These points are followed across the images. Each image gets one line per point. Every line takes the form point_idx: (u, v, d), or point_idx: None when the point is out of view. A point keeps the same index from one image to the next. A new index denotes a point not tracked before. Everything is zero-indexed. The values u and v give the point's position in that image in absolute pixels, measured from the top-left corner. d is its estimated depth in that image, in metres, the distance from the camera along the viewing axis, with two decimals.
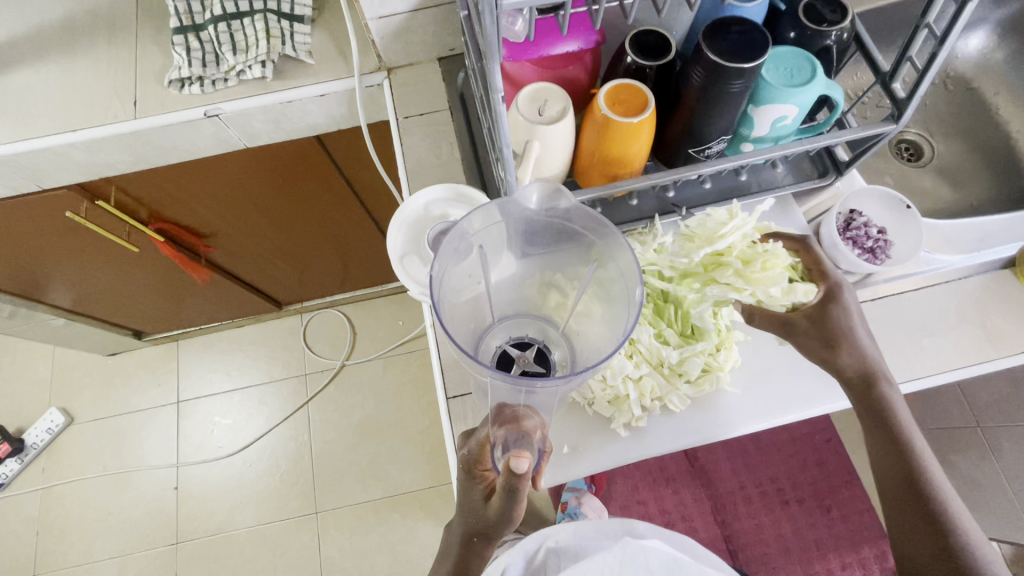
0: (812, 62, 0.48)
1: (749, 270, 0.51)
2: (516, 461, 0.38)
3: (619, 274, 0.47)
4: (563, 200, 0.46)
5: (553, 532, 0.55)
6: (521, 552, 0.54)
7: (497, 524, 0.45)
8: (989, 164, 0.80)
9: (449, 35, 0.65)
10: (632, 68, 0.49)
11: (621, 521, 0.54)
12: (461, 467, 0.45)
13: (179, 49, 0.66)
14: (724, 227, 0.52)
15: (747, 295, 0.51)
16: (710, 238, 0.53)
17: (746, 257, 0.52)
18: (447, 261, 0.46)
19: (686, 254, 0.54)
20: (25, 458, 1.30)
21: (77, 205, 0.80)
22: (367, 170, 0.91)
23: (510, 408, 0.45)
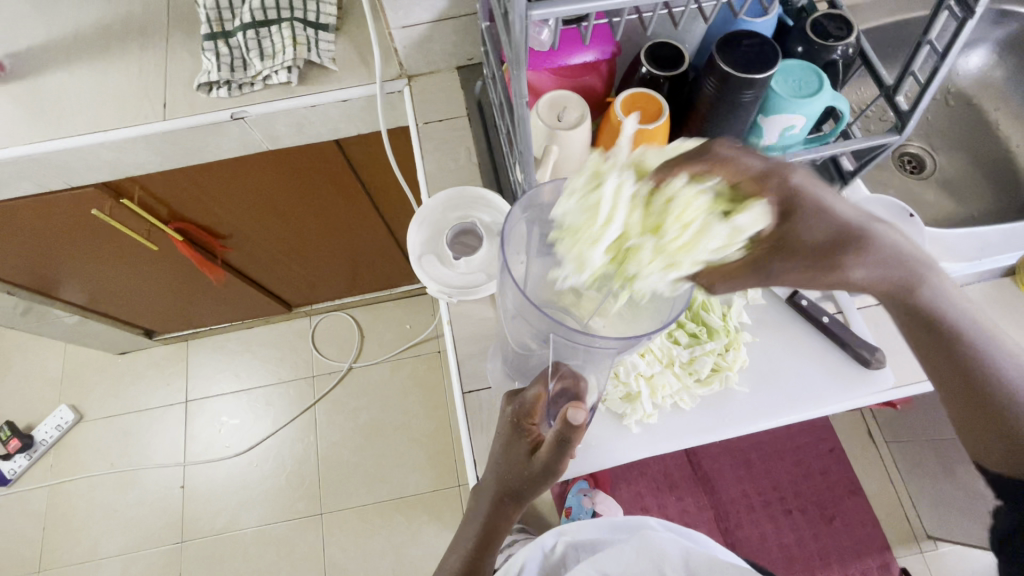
0: (819, 75, 0.50)
1: (670, 239, 0.38)
2: (573, 411, 0.38)
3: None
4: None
5: (569, 529, 0.57)
6: (539, 547, 0.57)
7: (541, 480, 0.44)
8: (990, 177, 0.82)
9: (469, 46, 0.68)
10: (647, 79, 0.52)
11: (635, 517, 0.57)
12: (507, 422, 0.45)
13: (208, 54, 0.69)
14: (600, 219, 0.39)
15: (688, 265, 0.39)
16: (592, 238, 0.39)
17: (653, 226, 0.39)
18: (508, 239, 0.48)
19: (582, 266, 0.41)
20: (33, 455, 1.31)
21: (102, 203, 0.82)
22: (382, 174, 0.94)
23: (565, 367, 0.45)
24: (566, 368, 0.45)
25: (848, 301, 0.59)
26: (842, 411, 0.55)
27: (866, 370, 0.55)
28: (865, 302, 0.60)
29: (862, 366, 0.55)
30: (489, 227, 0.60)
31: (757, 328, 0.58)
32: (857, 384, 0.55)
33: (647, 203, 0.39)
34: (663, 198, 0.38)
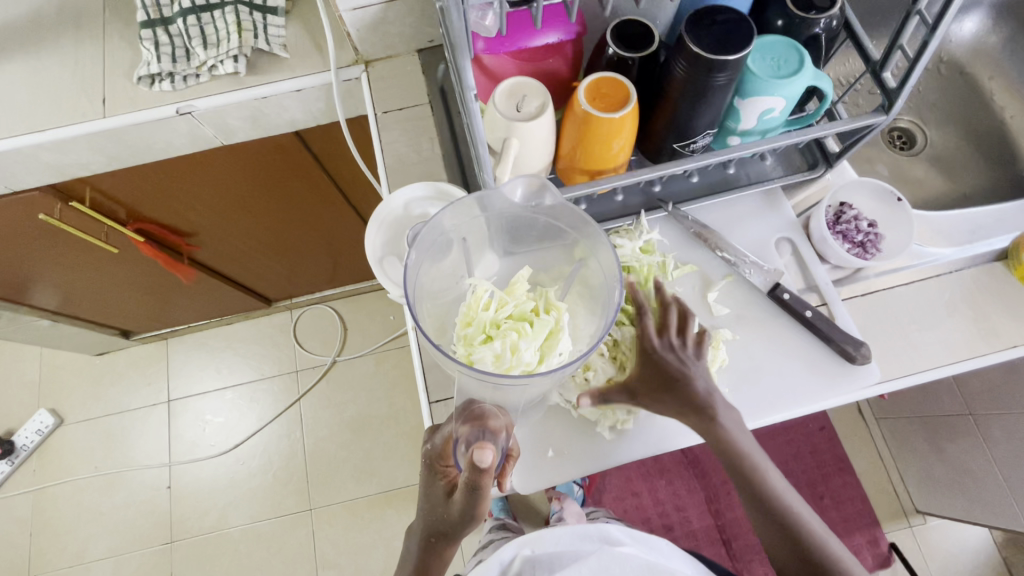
0: (800, 52, 0.46)
1: (521, 325, 0.42)
2: (478, 452, 0.35)
3: (599, 267, 0.46)
4: (548, 198, 0.45)
5: (529, 540, 0.55)
6: (497, 562, 0.54)
7: (462, 523, 0.41)
8: (983, 151, 0.79)
9: (428, 27, 0.63)
10: (614, 61, 0.47)
11: (596, 526, 0.54)
12: (423, 465, 0.43)
13: (148, 44, 0.64)
14: (512, 361, 0.41)
15: (527, 309, 0.43)
16: (515, 359, 0.41)
17: (507, 326, 0.42)
18: (424, 261, 0.45)
19: (534, 358, 0.42)
20: (15, 460, 1.29)
21: (51, 207, 0.77)
22: (349, 164, 0.89)
23: (478, 405, 0.41)
24: (476, 405, 0.41)
25: (833, 293, 0.56)
26: (825, 409, 0.53)
27: (850, 365, 0.53)
28: (851, 292, 0.58)
29: (846, 362, 0.53)
30: None
31: (736, 325, 0.55)
32: (840, 380, 0.53)
33: (491, 334, 0.42)
34: (486, 327, 0.42)
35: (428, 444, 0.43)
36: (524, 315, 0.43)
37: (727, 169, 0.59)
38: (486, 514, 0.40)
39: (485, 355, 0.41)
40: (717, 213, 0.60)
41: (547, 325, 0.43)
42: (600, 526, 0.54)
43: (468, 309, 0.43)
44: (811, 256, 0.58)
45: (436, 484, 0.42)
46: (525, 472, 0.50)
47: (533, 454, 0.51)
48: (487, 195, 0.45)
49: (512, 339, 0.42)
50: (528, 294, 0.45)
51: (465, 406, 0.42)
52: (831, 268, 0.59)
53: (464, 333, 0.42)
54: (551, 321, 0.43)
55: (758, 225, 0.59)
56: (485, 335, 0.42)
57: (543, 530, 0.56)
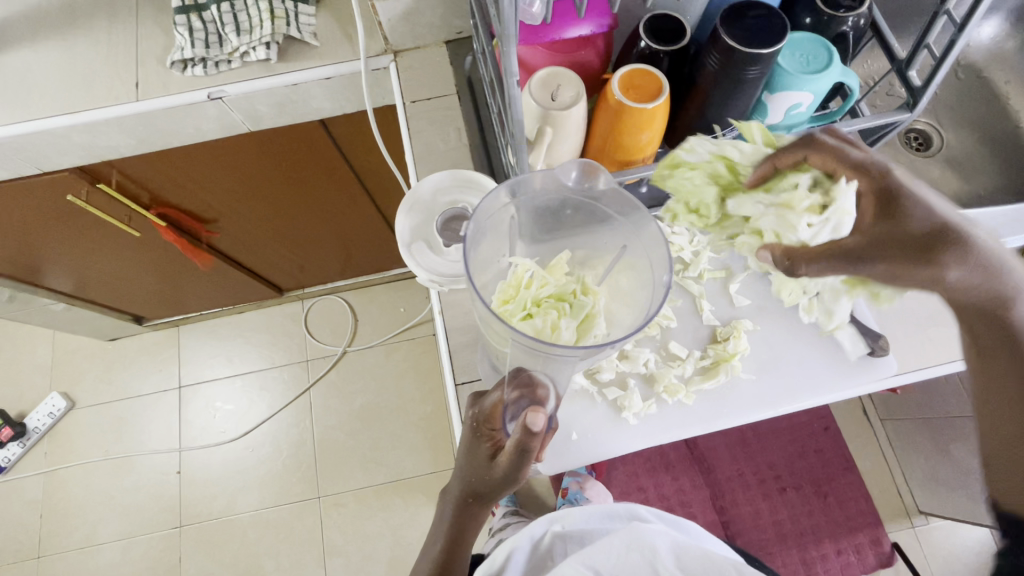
0: (829, 49, 0.47)
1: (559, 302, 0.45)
2: (532, 416, 0.37)
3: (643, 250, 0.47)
4: (600, 178, 0.46)
5: (559, 518, 0.60)
6: (529, 537, 0.60)
7: (508, 482, 0.43)
8: (997, 154, 0.80)
9: (458, 18, 0.64)
10: (646, 54, 0.49)
11: (625, 506, 0.60)
12: (467, 427, 0.45)
13: (181, 29, 0.65)
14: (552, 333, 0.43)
15: (566, 287, 0.46)
16: (554, 332, 0.43)
17: (546, 304, 0.44)
18: (479, 235, 0.45)
19: (570, 336, 0.44)
20: (26, 442, 1.30)
21: (78, 189, 0.78)
22: (371, 155, 0.90)
23: (528, 373, 0.44)
24: (527, 373, 0.44)
25: None
26: (844, 398, 0.54)
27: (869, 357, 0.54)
28: None
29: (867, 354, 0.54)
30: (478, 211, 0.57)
31: (757, 315, 0.56)
32: (856, 371, 0.54)
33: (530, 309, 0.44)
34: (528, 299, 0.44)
35: (473, 408, 0.44)
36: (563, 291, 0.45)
37: None
38: (527, 478, 0.42)
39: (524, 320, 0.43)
40: None
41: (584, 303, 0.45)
42: (627, 506, 0.61)
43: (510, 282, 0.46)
44: None
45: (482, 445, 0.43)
46: (550, 454, 0.51)
47: (558, 436, 0.52)
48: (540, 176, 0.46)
49: (552, 317, 0.43)
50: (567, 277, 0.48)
51: (515, 372, 0.43)
52: None
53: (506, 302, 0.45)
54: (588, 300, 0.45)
55: None
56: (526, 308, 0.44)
57: (572, 509, 0.61)
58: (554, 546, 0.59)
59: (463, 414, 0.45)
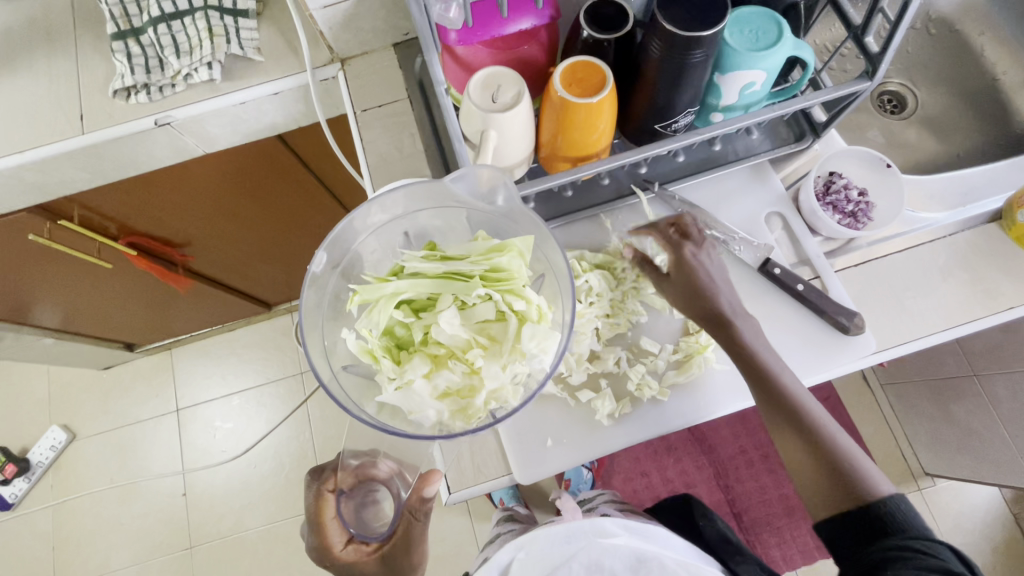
0: (779, 22, 0.45)
1: (449, 340, 0.43)
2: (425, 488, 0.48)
3: (554, 279, 0.48)
4: (502, 188, 0.46)
5: (524, 543, 0.64)
6: (496, 565, 0.63)
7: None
8: (973, 111, 0.80)
9: (402, 20, 0.62)
10: (589, 43, 0.47)
11: (589, 522, 0.63)
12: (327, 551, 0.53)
13: (120, 56, 0.63)
14: (461, 368, 0.43)
15: (443, 337, 0.43)
16: (463, 362, 0.43)
17: (436, 347, 0.44)
18: (349, 263, 0.48)
19: (473, 378, 0.43)
20: (31, 477, 1.31)
21: (40, 227, 0.77)
22: (335, 163, 0.89)
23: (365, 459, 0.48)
24: (366, 450, 0.49)
25: (826, 264, 0.56)
26: (824, 380, 0.54)
27: (846, 336, 0.54)
28: (844, 262, 0.58)
29: (842, 334, 0.54)
30: None
31: None
32: (834, 352, 0.54)
33: (430, 350, 0.44)
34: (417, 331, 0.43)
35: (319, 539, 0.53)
36: (457, 347, 0.43)
37: (713, 146, 0.58)
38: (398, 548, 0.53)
39: (365, 351, 0.44)
40: (706, 191, 0.59)
41: (485, 379, 0.43)
42: (593, 521, 0.63)
43: (409, 272, 0.44)
44: (801, 228, 0.58)
45: (335, 565, 0.52)
46: (526, 462, 0.52)
47: (534, 444, 0.52)
48: (427, 185, 0.46)
49: (440, 357, 0.44)
50: (446, 302, 0.43)
51: (349, 456, 0.48)
52: (823, 240, 0.59)
53: (356, 296, 0.43)
54: (497, 376, 0.43)
55: (746, 200, 0.59)
56: (407, 325, 0.44)
57: (534, 531, 0.64)
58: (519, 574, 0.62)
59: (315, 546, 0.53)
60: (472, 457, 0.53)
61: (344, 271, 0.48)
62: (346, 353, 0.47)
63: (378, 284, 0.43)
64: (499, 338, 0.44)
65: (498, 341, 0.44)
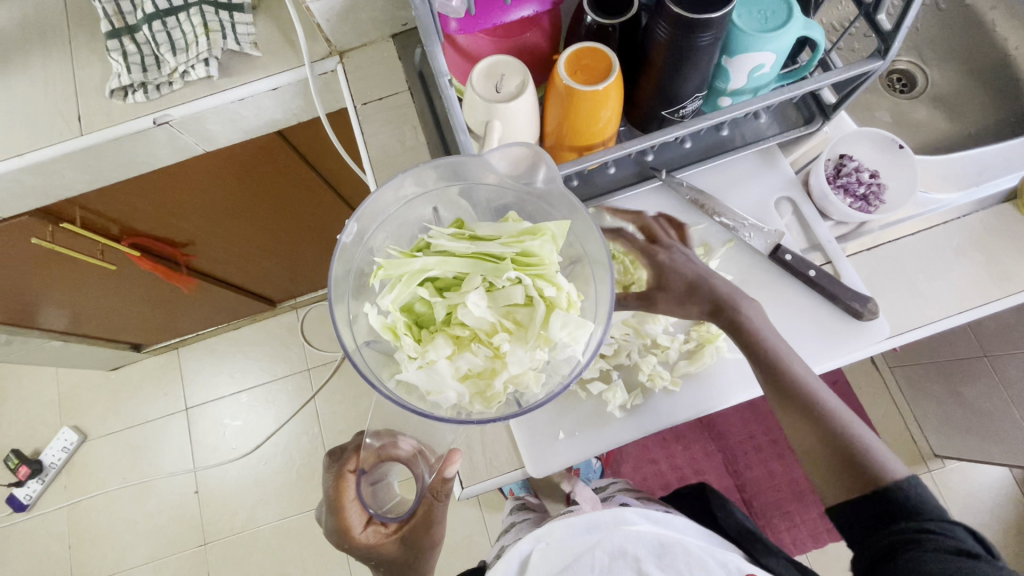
0: (788, 2, 0.44)
1: (474, 323, 0.42)
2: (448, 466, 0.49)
3: (588, 267, 0.47)
4: (541, 168, 0.45)
5: (544, 535, 0.63)
6: (517, 555, 0.63)
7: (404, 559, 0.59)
8: (984, 88, 0.79)
9: (401, 9, 0.60)
10: (594, 29, 0.45)
11: (610, 512, 0.63)
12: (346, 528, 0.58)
13: (116, 56, 0.62)
14: (485, 352, 0.42)
15: (470, 319, 0.42)
16: (487, 347, 0.43)
17: (460, 328, 0.43)
18: (374, 235, 0.47)
19: (498, 364, 0.43)
20: (45, 478, 1.32)
21: (42, 230, 0.77)
22: (336, 159, 0.88)
23: (388, 438, 0.48)
24: (385, 430, 0.48)
25: (837, 249, 0.55)
26: (839, 366, 0.54)
27: (859, 322, 0.53)
28: (857, 246, 0.57)
29: (856, 320, 0.53)
30: None
31: (739, 290, 0.55)
32: (848, 337, 0.53)
33: (454, 330, 0.43)
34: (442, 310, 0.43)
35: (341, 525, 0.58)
36: (482, 330, 0.42)
37: (721, 131, 0.57)
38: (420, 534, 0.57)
39: (387, 327, 0.43)
40: (715, 176, 0.58)
41: (508, 363, 0.42)
42: (614, 511, 0.63)
43: (437, 250, 0.44)
44: (812, 214, 0.57)
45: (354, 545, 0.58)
46: (539, 456, 0.52)
47: (547, 437, 0.53)
48: (464, 161, 0.44)
49: (463, 338, 0.43)
50: (475, 282, 0.43)
51: (371, 436, 0.48)
52: (834, 224, 0.58)
53: (381, 270, 0.42)
54: (521, 360, 0.42)
55: (754, 186, 0.58)
56: (429, 303, 0.44)
57: (554, 523, 0.64)
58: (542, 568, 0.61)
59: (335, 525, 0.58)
60: (482, 451, 0.53)
61: (371, 247, 0.47)
62: (365, 328, 0.46)
63: (404, 260, 0.42)
64: (525, 322, 0.43)
65: (525, 326, 0.43)
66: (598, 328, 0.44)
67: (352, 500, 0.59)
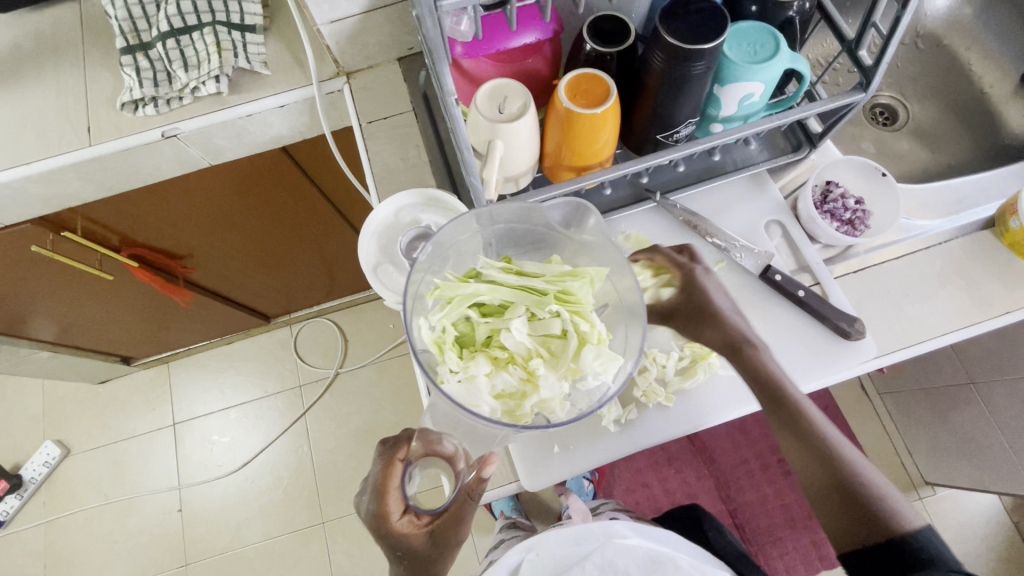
0: (776, 36, 0.46)
1: (516, 347, 0.43)
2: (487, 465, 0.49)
3: (621, 311, 0.47)
4: (591, 218, 0.47)
5: (533, 545, 0.63)
6: (505, 566, 0.62)
7: (431, 563, 0.47)
8: (961, 123, 0.83)
9: (407, 34, 0.63)
10: (593, 56, 0.48)
11: (601, 524, 0.63)
12: (375, 526, 0.47)
13: (129, 70, 0.64)
14: (520, 376, 0.43)
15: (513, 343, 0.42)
16: (524, 372, 0.43)
17: (500, 351, 0.43)
18: (434, 264, 0.46)
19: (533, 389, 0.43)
20: (24, 494, 1.29)
21: (43, 239, 0.77)
22: (339, 176, 0.90)
23: (435, 435, 0.48)
24: (433, 430, 0.49)
25: (825, 272, 0.57)
26: (828, 384, 0.55)
27: (847, 342, 0.55)
28: (844, 269, 0.59)
29: (844, 339, 0.54)
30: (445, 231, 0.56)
31: None
32: (836, 357, 0.54)
33: (494, 353, 0.43)
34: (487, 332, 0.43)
35: (372, 518, 0.47)
36: (520, 354, 0.43)
37: (713, 156, 0.59)
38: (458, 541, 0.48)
39: (435, 342, 0.43)
40: (707, 200, 0.60)
41: (540, 387, 0.42)
42: (604, 523, 0.63)
43: (486, 278, 0.45)
44: (801, 236, 0.59)
45: (387, 536, 0.47)
46: (534, 469, 0.52)
47: (541, 451, 0.53)
48: (521, 206, 0.47)
49: (502, 363, 0.43)
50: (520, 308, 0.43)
51: (421, 433, 0.48)
52: (822, 247, 0.60)
53: (436, 291, 0.43)
54: (552, 387, 0.42)
55: (746, 209, 0.60)
56: (473, 324, 0.44)
57: (543, 535, 0.63)
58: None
59: (365, 516, 0.48)
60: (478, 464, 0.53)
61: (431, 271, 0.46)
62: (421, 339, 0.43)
63: (458, 283, 0.44)
64: (561, 352, 0.43)
65: (563, 355, 0.43)
66: (627, 362, 0.44)
67: (397, 488, 0.47)
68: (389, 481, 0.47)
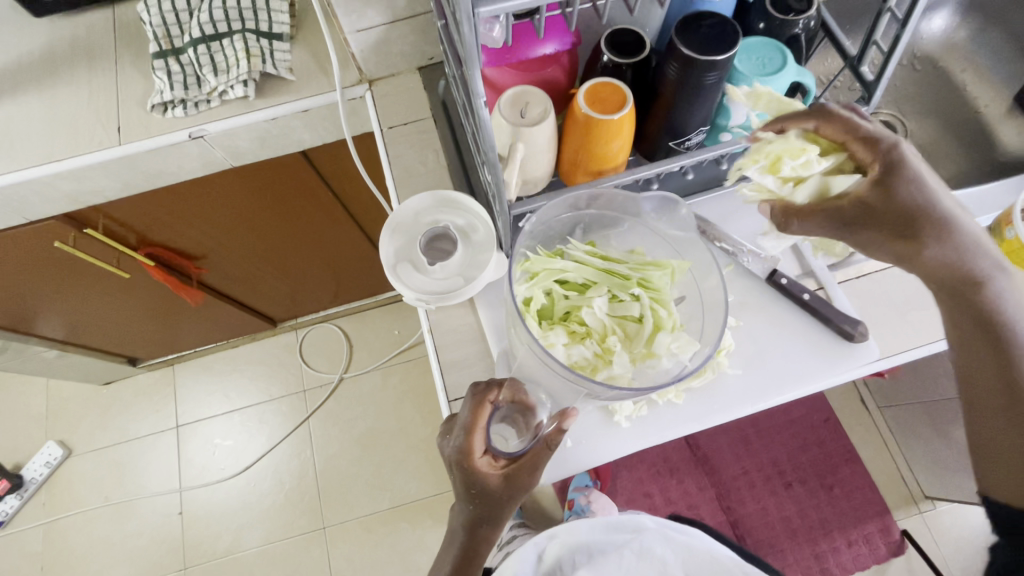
0: (783, 51, 0.49)
1: (597, 321, 0.51)
2: (569, 418, 0.48)
3: (699, 303, 0.53)
4: (679, 211, 0.54)
5: (557, 533, 0.66)
6: (533, 549, 0.66)
7: (501, 506, 0.47)
8: (958, 141, 0.86)
9: (429, 45, 0.66)
10: (609, 67, 0.51)
11: (623, 516, 0.67)
12: (455, 464, 0.47)
13: (160, 74, 0.66)
14: (597, 349, 0.50)
15: (591, 318, 0.51)
16: (601, 347, 0.50)
17: (580, 324, 0.51)
18: (534, 236, 0.53)
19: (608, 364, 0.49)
20: (24, 494, 1.28)
21: (65, 235, 0.79)
22: (355, 182, 0.92)
23: (521, 388, 0.51)
24: (518, 381, 0.51)
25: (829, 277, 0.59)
26: (832, 384, 0.57)
27: (850, 344, 0.57)
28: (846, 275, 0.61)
29: (849, 341, 0.56)
30: (464, 232, 0.58)
31: (739, 311, 0.59)
32: (840, 358, 0.56)
33: (574, 324, 0.51)
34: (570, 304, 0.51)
35: (454, 454, 0.47)
36: (596, 329, 0.51)
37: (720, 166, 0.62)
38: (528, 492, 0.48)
39: (524, 306, 0.50)
40: (714, 208, 0.63)
41: (612, 362, 0.50)
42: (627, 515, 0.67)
43: (571, 257, 0.53)
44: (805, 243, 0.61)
45: (466, 475, 0.47)
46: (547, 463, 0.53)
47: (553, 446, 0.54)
48: (619, 194, 0.53)
49: (581, 337, 0.51)
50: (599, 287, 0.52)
51: (508, 381, 0.50)
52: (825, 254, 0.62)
53: (527, 263, 0.52)
54: (624, 364, 0.49)
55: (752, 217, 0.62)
56: (557, 298, 0.52)
57: (567, 522, 0.67)
58: (560, 556, 0.65)
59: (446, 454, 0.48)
60: None
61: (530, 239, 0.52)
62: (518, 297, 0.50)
63: (548, 259, 0.52)
64: (636, 334, 0.51)
65: (638, 337, 0.51)
66: (705, 348, 0.49)
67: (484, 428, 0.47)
68: (478, 420, 0.47)
